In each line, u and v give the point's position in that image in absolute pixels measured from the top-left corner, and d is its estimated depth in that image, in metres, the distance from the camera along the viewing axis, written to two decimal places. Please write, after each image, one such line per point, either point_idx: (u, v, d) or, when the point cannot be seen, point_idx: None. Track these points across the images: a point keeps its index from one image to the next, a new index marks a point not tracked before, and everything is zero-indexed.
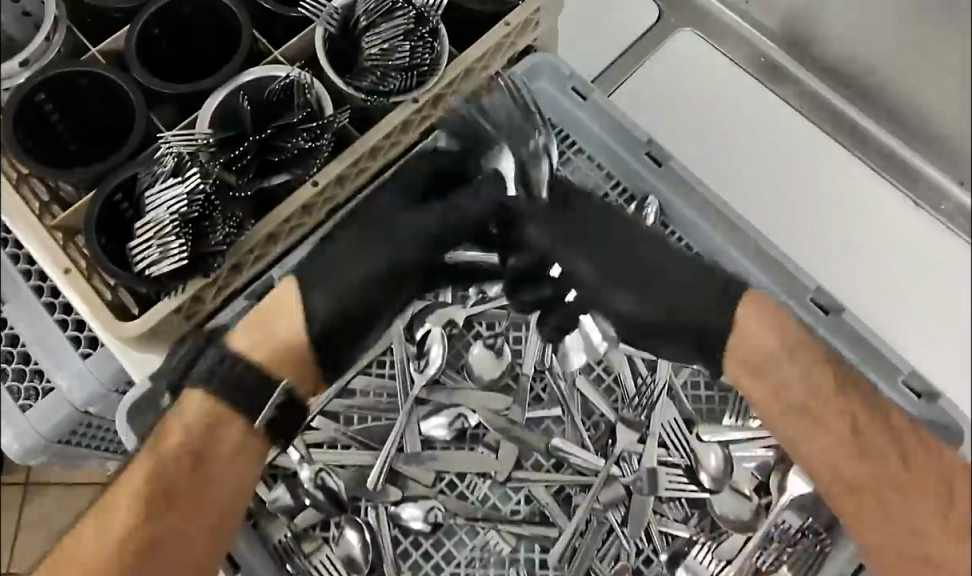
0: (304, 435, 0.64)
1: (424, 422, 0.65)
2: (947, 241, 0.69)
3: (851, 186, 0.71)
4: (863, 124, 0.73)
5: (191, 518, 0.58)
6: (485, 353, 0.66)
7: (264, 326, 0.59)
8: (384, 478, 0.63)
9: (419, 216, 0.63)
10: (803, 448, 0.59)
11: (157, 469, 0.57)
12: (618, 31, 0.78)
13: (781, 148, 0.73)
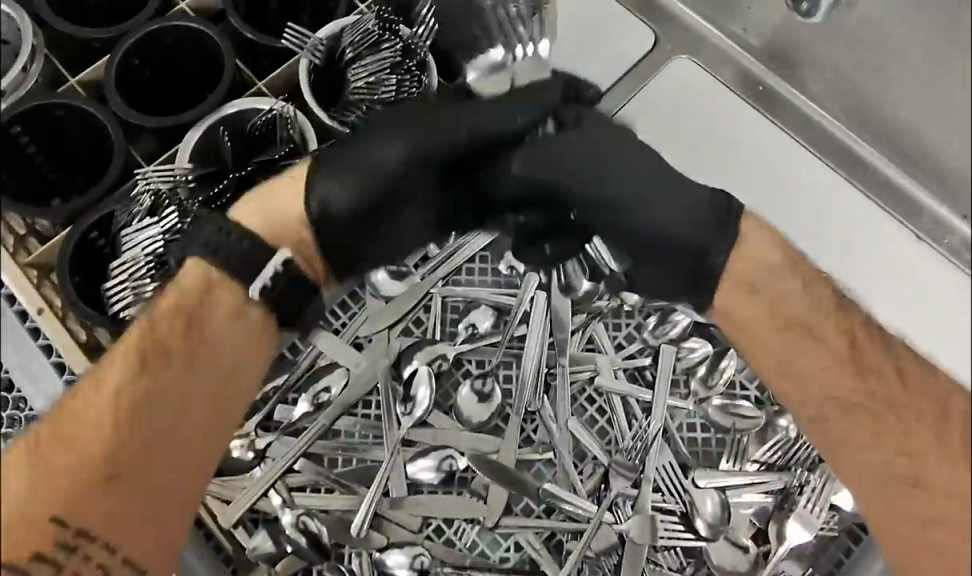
0: (286, 478, 0.62)
1: (410, 465, 0.62)
2: (948, 273, 0.70)
3: (858, 211, 0.71)
4: (852, 146, 0.73)
5: (162, 458, 0.51)
6: (473, 393, 0.64)
7: (268, 197, 0.51)
8: (368, 524, 0.61)
9: (410, 116, 0.51)
10: (801, 378, 0.54)
11: (133, 381, 0.49)
12: (615, 55, 0.76)
13: (776, 167, 0.73)
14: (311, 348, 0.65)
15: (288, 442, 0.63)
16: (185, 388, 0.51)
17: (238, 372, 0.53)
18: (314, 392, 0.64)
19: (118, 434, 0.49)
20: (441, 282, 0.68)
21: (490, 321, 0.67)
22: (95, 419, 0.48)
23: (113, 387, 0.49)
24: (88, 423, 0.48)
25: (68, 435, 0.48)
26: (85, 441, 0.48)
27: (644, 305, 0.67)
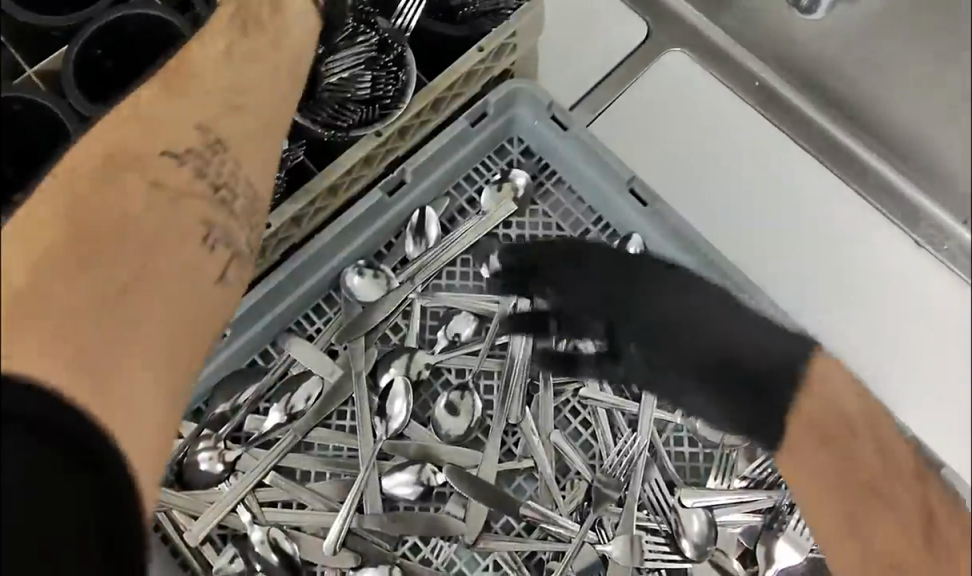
0: (257, 492, 0.59)
1: (387, 479, 0.60)
2: (950, 284, 0.66)
3: (858, 221, 0.68)
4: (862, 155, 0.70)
5: (242, 106, 0.42)
6: (451, 404, 0.62)
7: None
8: (342, 541, 0.58)
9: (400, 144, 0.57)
10: (803, 461, 0.45)
11: (197, 78, 0.40)
12: (604, 48, 0.73)
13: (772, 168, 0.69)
14: (285, 355, 0.63)
15: (258, 455, 0.60)
16: (245, 74, 0.43)
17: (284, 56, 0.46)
18: (287, 401, 0.62)
19: (200, 115, 0.40)
20: (421, 287, 0.65)
21: (472, 327, 0.64)
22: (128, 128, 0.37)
23: (154, 106, 0.38)
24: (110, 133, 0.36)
25: (135, 135, 0.37)
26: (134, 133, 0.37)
27: None
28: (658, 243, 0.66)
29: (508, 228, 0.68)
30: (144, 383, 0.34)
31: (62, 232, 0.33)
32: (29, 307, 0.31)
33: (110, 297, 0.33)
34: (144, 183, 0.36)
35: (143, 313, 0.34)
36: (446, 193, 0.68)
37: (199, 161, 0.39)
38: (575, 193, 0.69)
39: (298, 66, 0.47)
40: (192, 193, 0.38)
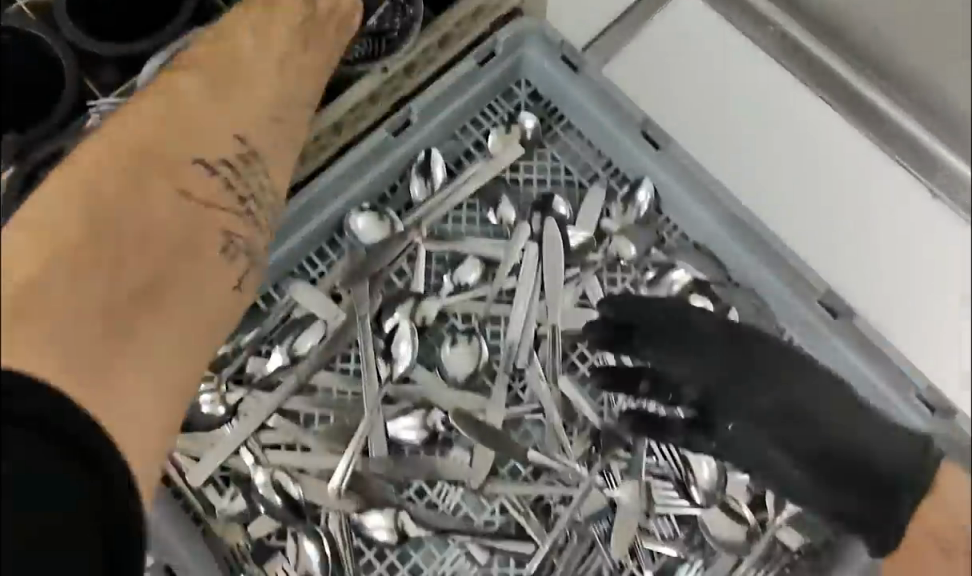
0: (260, 435, 0.58)
1: (392, 423, 0.59)
2: None
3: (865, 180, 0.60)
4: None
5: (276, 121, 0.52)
6: (458, 349, 0.60)
7: None
8: (347, 485, 0.57)
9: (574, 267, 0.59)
10: None
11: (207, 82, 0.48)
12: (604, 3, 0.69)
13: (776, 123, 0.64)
14: (287, 298, 0.61)
15: (261, 398, 0.59)
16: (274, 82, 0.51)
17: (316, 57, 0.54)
18: (290, 344, 0.60)
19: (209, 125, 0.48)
20: (427, 232, 0.64)
21: (478, 273, 0.63)
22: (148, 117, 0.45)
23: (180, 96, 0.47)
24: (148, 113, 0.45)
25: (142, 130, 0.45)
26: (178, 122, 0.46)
27: (641, 260, 0.64)
28: (670, 187, 0.64)
29: (515, 172, 0.67)
30: (141, 387, 0.42)
31: (111, 195, 0.42)
32: (83, 254, 0.40)
33: (137, 288, 0.42)
34: (178, 192, 0.45)
35: (157, 314, 0.43)
36: (452, 136, 0.66)
37: (232, 174, 0.49)
38: (585, 138, 0.67)
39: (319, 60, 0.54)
40: (222, 206, 0.48)
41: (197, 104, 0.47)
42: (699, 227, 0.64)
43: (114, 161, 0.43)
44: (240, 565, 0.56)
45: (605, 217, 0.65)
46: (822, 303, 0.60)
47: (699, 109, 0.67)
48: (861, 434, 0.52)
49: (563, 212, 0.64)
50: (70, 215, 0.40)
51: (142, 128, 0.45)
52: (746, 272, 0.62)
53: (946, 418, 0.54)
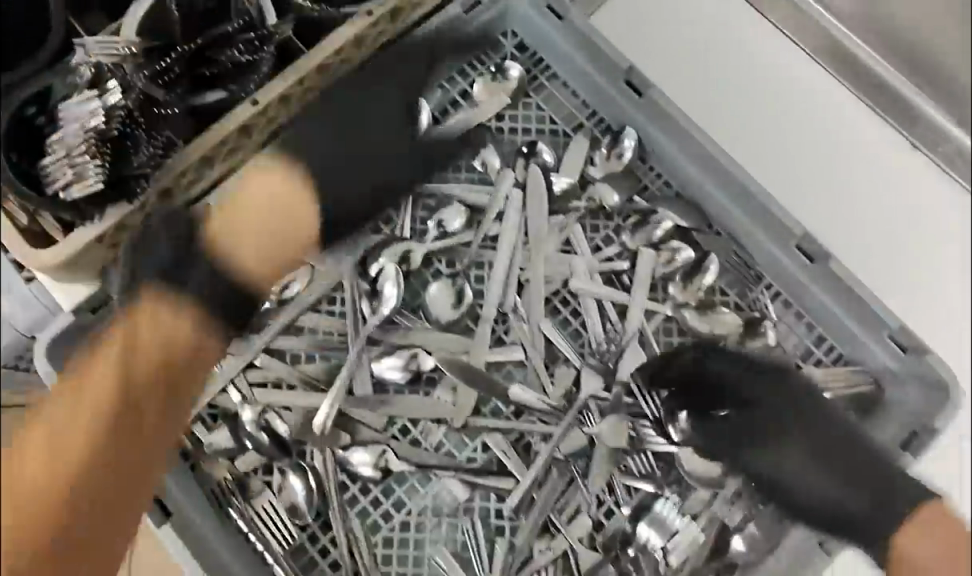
0: (247, 374, 0.60)
1: (375, 365, 0.60)
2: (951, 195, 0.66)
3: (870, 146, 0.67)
4: (891, 83, 0.68)
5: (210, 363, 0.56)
6: (443, 291, 0.62)
7: None
8: (332, 422, 0.59)
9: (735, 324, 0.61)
10: None
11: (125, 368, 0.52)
12: None
13: (788, 92, 0.68)
14: None
15: (248, 339, 0.60)
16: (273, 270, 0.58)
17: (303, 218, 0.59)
18: (275, 287, 0.61)
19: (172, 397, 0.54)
20: (413, 178, 0.64)
21: (462, 219, 0.64)
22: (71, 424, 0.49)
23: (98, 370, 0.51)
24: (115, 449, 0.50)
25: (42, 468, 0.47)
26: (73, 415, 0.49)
27: (623, 207, 0.65)
28: (653, 135, 0.65)
29: (500, 121, 0.67)
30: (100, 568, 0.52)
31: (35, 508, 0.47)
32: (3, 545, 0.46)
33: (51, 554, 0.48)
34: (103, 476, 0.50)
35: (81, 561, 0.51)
36: (438, 84, 0.67)
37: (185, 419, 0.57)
38: (570, 89, 0.68)
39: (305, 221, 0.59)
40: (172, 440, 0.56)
41: (95, 398, 0.50)
42: (680, 176, 0.65)
43: (153, 437, 0.52)
44: (226, 498, 0.57)
45: (588, 165, 0.65)
46: (798, 247, 0.60)
47: (674, 74, 0.68)
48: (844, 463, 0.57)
49: (547, 159, 0.65)
50: (24, 527, 0.46)
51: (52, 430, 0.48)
52: (726, 219, 0.63)
53: (913, 356, 0.57)
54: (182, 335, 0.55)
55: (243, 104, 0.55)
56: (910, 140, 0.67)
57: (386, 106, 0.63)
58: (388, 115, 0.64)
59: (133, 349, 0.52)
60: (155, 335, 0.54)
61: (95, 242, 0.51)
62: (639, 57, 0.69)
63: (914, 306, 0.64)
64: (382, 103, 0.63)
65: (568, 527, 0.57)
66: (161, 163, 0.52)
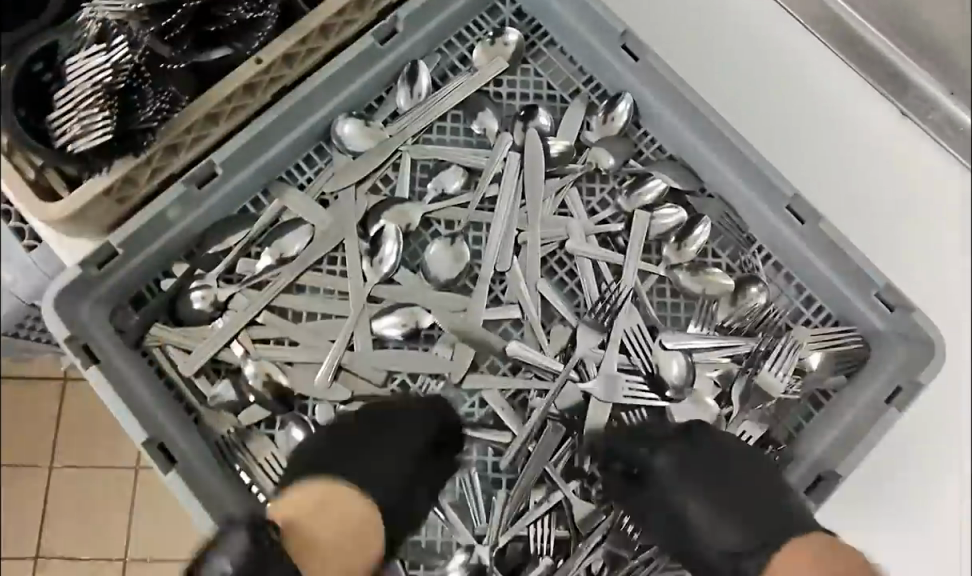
0: (249, 330, 0.61)
1: (375, 321, 0.61)
2: (953, 168, 0.66)
3: (870, 122, 0.65)
4: (884, 54, 0.67)
5: None
6: (442, 251, 0.62)
7: None
8: (332, 376, 0.60)
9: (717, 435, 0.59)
10: None
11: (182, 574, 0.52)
12: None
13: (789, 66, 0.65)
14: (277, 205, 0.63)
15: (252, 294, 0.62)
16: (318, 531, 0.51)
17: (362, 525, 0.53)
18: (277, 246, 0.62)
19: None
20: (412, 140, 0.66)
21: (461, 181, 0.65)
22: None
23: None
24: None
25: None
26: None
27: (619, 170, 0.66)
28: (648, 101, 0.66)
29: (498, 86, 0.68)
30: None
31: None
32: None
33: None
34: None
35: None
36: (438, 50, 0.68)
37: None
38: (568, 55, 0.69)
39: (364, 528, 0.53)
40: None
41: None
42: (675, 140, 0.66)
43: None
44: (230, 451, 0.59)
45: (585, 129, 0.67)
46: (789, 209, 0.61)
47: (676, 46, 0.67)
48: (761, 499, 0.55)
49: (544, 123, 0.66)
50: None
51: None
52: (718, 183, 0.65)
53: (900, 315, 0.59)
54: (353, 524, 0.53)
55: (246, 62, 0.56)
56: (900, 108, 0.66)
57: (408, 436, 0.58)
58: (412, 445, 0.58)
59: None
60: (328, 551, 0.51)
61: (100, 194, 0.53)
62: (642, 33, 0.68)
63: (915, 278, 0.64)
64: (399, 433, 0.58)
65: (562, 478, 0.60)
66: (166, 117, 0.53)
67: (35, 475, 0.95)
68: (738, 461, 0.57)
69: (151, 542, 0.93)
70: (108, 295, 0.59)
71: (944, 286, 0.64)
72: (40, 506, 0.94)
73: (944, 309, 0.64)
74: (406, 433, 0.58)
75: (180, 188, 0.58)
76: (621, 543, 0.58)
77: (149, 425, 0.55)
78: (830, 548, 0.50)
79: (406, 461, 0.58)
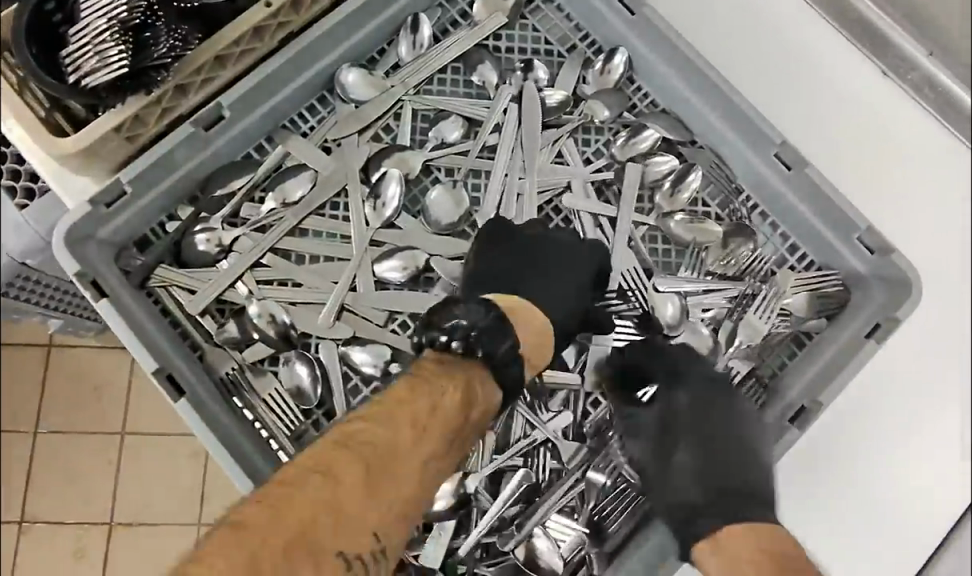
0: (253, 271, 0.62)
1: (377, 265, 0.63)
2: (935, 124, 0.68)
3: (854, 79, 0.68)
4: (869, 18, 0.70)
5: (405, 452, 0.46)
6: (443, 195, 0.64)
7: None
8: (335, 315, 0.62)
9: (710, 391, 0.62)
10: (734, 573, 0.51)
11: (309, 484, 0.42)
12: None
13: (782, 24, 0.67)
14: (281, 149, 0.65)
15: (255, 238, 0.63)
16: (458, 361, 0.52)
17: (543, 332, 0.59)
18: (280, 190, 0.64)
19: (373, 509, 0.43)
20: (413, 91, 0.67)
21: (460, 131, 0.67)
22: (401, 430, 0.46)
23: (288, 501, 0.41)
24: (441, 390, 0.49)
25: None
26: (409, 433, 0.46)
27: (613, 122, 0.68)
28: (642, 54, 0.68)
29: (497, 41, 0.70)
30: None
31: None
32: None
33: None
34: None
35: None
36: (438, 4, 0.69)
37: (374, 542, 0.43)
38: (565, 12, 0.71)
39: (544, 336, 0.59)
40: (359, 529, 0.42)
41: None
42: (670, 93, 0.68)
43: (319, 532, 0.41)
44: (236, 389, 0.60)
45: (582, 83, 0.69)
46: (777, 157, 0.63)
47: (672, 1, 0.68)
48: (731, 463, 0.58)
49: (542, 76, 0.68)
50: None
51: (274, 536, 0.39)
52: (708, 133, 0.67)
53: (880, 256, 0.61)
54: (540, 328, 0.59)
55: (255, 5, 0.57)
56: (882, 68, 0.69)
57: (552, 285, 0.63)
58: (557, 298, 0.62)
59: (430, 391, 0.49)
60: (529, 342, 0.57)
61: (111, 130, 0.54)
62: None
63: (905, 230, 0.66)
64: (559, 268, 0.63)
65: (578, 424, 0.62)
66: (180, 55, 0.54)
67: (17, 442, 0.90)
68: (732, 417, 0.61)
69: (141, 504, 0.90)
70: (112, 237, 0.60)
71: (926, 244, 0.66)
72: (23, 473, 0.90)
73: (935, 256, 0.66)
74: (551, 282, 0.63)
75: (188, 129, 0.59)
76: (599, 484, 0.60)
77: (158, 356, 0.56)
78: (751, 533, 0.53)
79: (568, 313, 0.62)
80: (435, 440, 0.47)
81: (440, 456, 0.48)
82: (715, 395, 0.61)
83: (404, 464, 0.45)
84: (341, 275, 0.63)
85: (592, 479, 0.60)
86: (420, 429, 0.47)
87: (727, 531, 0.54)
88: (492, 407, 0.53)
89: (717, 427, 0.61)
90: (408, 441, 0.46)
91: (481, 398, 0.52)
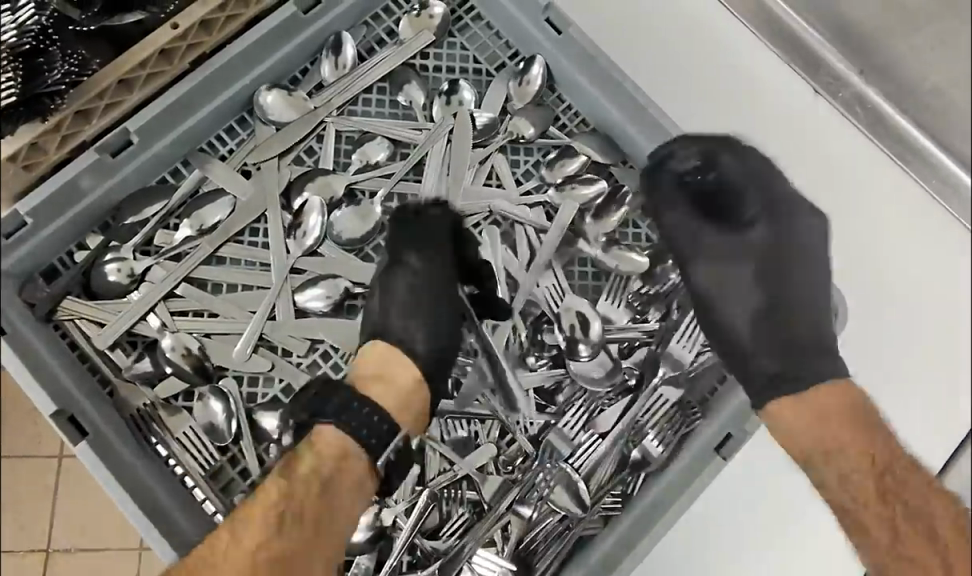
0: (166, 302, 0.60)
1: (299, 293, 0.61)
2: (866, 140, 0.66)
3: (785, 98, 0.65)
4: (797, 35, 0.68)
5: (224, 552, 0.48)
6: (356, 216, 0.62)
7: None
8: (252, 347, 0.60)
9: (764, 253, 0.61)
10: (839, 433, 0.52)
11: None
12: None
13: (704, 46, 0.65)
14: (198, 173, 0.62)
15: (169, 267, 0.60)
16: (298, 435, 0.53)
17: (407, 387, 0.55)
18: (195, 216, 0.61)
19: None
20: (336, 112, 0.65)
21: (385, 152, 0.65)
22: (220, 535, 0.49)
23: None
24: (301, 495, 0.50)
25: None
26: (226, 533, 0.49)
27: (540, 142, 0.67)
28: (571, 72, 0.67)
29: (425, 60, 0.68)
30: None
31: None
32: None
33: None
34: None
35: None
36: (364, 22, 0.68)
37: None
38: (494, 30, 0.69)
39: (408, 385, 0.55)
40: None
41: None
42: (598, 112, 0.67)
43: None
44: (148, 425, 0.58)
45: (508, 99, 0.67)
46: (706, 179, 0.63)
47: None
48: (794, 323, 0.59)
49: (468, 97, 0.66)
50: None
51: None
52: (640, 154, 0.66)
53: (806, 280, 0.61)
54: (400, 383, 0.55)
55: (161, 27, 0.55)
56: (813, 86, 0.66)
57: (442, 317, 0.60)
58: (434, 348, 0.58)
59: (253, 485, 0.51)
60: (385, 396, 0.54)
61: (6, 159, 0.52)
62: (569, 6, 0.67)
63: None
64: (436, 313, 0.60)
65: (505, 455, 0.61)
66: (76, 80, 0.52)
67: None
68: (783, 267, 0.61)
69: (77, 532, 0.80)
70: (13, 269, 0.56)
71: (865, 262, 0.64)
72: None
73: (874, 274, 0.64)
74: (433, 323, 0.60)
75: (92, 156, 0.57)
76: (524, 523, 0.59)
77: (58, 397, 0.53)
78: (835, 399, 0.54)
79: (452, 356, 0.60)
80: (292, 534, 0.49)
81: (276, 520, 0.49)
82: (785, 255, 0.61)
83: (227, 564, 0.48)
84: (259, 305, 0.60)
85: (517, 513, 0.59)
86: (236, 523, 0.49)
87: (819, 396, 0.54)
88: (344, 447, 0.52)
89: (779, 291, 0.60)
90: (223, 543, 0.48)
91: (313, 452, 0.51)
